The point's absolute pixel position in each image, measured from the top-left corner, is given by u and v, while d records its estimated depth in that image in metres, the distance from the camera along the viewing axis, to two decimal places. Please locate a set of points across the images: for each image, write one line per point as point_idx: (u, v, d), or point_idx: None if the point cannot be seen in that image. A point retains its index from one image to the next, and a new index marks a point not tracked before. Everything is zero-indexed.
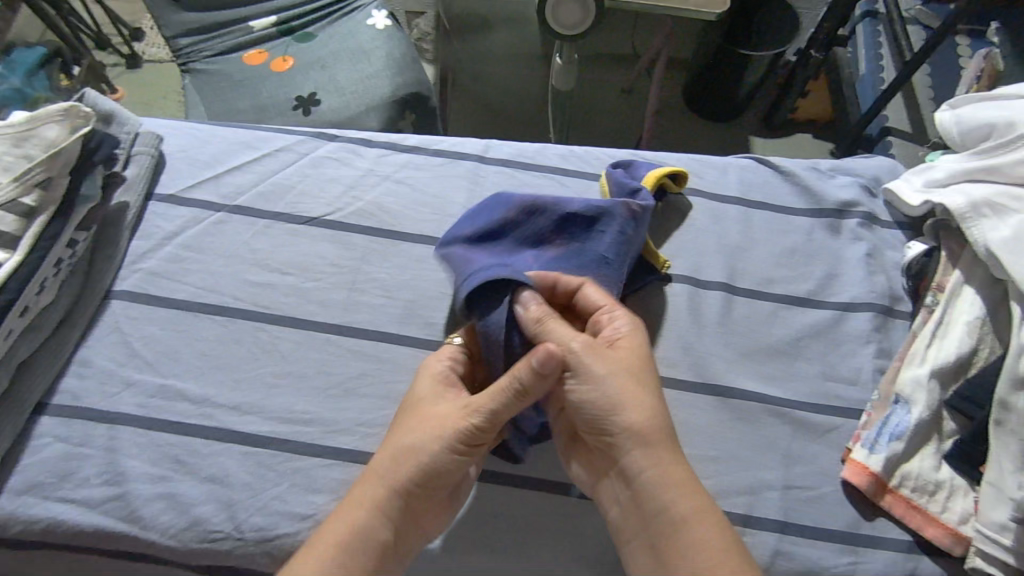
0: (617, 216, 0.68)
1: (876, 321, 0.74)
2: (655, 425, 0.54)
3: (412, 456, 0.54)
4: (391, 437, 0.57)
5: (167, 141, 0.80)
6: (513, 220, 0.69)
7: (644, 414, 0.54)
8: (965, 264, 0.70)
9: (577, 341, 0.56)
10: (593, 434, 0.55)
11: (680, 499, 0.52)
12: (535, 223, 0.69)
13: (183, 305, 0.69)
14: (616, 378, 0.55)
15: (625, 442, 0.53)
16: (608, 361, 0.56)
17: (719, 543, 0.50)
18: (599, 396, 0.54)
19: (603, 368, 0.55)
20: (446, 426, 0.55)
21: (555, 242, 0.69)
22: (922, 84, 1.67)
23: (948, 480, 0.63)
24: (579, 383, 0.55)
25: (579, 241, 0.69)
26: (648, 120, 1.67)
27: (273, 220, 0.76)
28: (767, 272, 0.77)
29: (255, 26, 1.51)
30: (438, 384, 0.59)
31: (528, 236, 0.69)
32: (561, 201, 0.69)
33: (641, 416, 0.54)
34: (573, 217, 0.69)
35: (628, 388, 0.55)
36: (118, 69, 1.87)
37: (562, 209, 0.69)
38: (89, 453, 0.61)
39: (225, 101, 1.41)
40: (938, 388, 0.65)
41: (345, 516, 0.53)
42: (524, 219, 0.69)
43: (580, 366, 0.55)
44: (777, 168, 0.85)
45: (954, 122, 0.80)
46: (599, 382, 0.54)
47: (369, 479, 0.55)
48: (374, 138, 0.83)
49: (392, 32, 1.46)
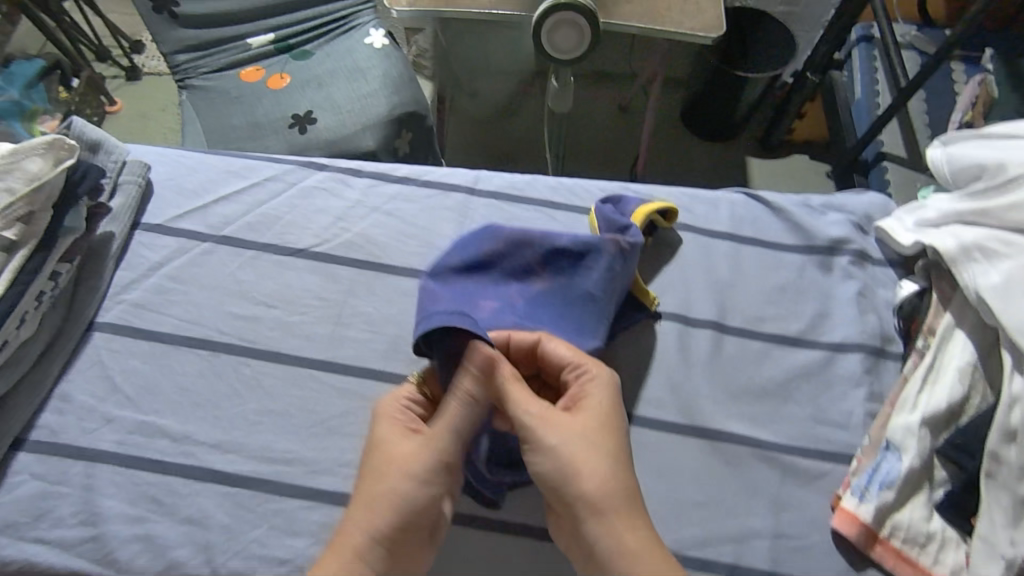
0: (604, 251, 0.68)
1: (866, 363, 0.73)
2: (611, 492, 0.53)
3: (391, 500, 0.54)
4: (360, 485, 0.55)
5: (154, 169, 0.80)
6: (501, 252, 0.69)
7: (597, 484, 0.53)
8: (956, 307, 0.70)
9: (531, 409, 0.56)
10: (553, 502, 0.55)
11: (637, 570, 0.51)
12: (523, 256, 0.69)
13: (166, 338, 0.69)
14: (569, 445, 0.54)
15: (581, 511, 0.53)
16: (563, 430, 0.55)
17: None
18: (551, 464, 0.54)
19: (554, 436, 0.54)
20: (421, 469, 0.55)
21: (544, 275, 0.69)
22: (918, 110, 1.67)
23: (940, 531, 0.62)
24: (534, 449, 0.55)
25: (568, 276, 0.69)
26: (644, 142, 1.66)
27: (261, 251, 0.75)
28: (758, 310, 0.76)
29: (253, 43, 1.51)
30: (400, 425, 0.57)
31: (516, 268, 0.69)
32: (549, 235, 0.69)
33: (596, 484, 0.53)
34: (561, 251, 0.69)
35: (581, 459, 0.54)
36: (117, 81, 1.87)
37: (549, 244, 0.69)
38: (65, 492, 0.60)
39: (220, 119, 1.40)
40: (929, 436, 0.64)
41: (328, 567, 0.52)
42: (512, 251, 0.69)
43: (534, 436, 0.55)
44: (769, 204, 0.84)
45: (946, 161, 0.80)
46: (551, 452, 0.54)
47: (349, 529, 0.53)
48: (364, 167, 0.83)
49: (389, 51, 1.46)
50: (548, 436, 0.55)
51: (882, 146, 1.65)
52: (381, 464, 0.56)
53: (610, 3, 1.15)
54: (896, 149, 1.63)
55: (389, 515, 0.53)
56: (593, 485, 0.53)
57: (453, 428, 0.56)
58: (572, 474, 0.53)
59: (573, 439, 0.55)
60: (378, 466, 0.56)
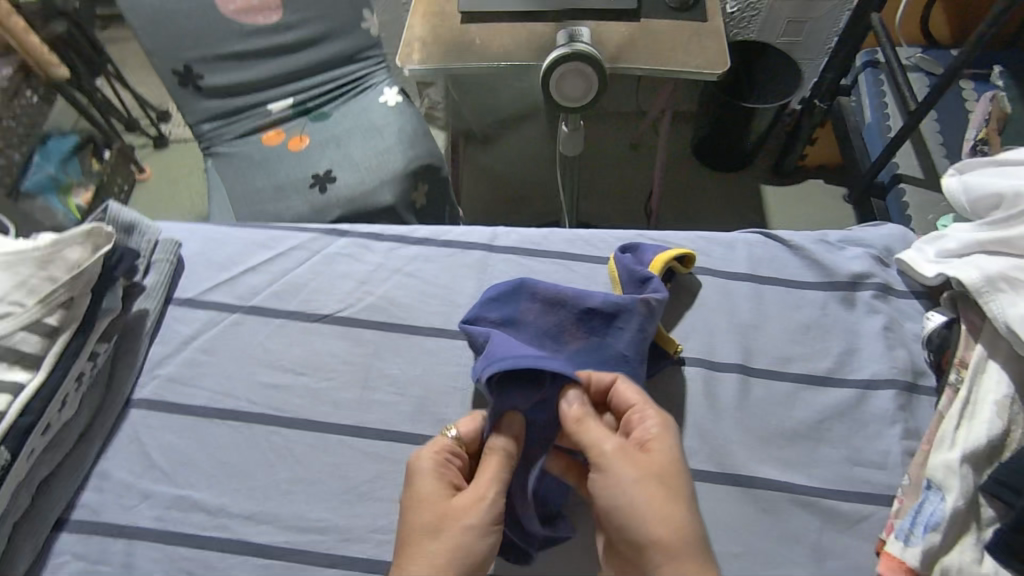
0: (635, 313, 0.69)
1: (899, 400, 0.72)
2: (683, 537, 0.52)
3: (450, 552, 0.54)
4: (410, 541, 0.54)
5: (184, 245, 0.83)
6: (535, 311, 0.71)
7: (663, 526, 0.52)
8: (987, 338, 0.69)
9: (605, 445, 0.56)
10: (620, 542, 0.55)
11: None
12: (558, 316, 0.70)
13: (200, 410, 0.70)
14: (642, 485, 0.54)
15: (652, 553, 0.52)
16: (627, 466, 0.55)
17: None
18: (618, 498, 0.54)
19: (625, 472, 0.55)
20: (477, 518, 0.55)
21: (576, 336, 0.70)
22: (931, 128, 1.66)
23: (992, 574, 0.59)
24: (604, 484, 0.55)
25: (601, 336, 0.69)
26: (656, 178, 1.68)
27: (288, 318, 0.77)
28: (783, 351, 0.76)
29: (273, 109, 1.57)
30: (442, 481, 0.58)
31: (551, 329, 0.70)
32: (582, 295, 0.70)
33: (667, 527, 0.52)
34: (594, 312, 0.70)
35: (647, 498, 0.54)
36: (146, 151, 1.96)
37: (584, 304, 0.70)
38: (107, 570, 0.61)
39: (244, 184, 1.46)
40: (972, 473, 0.62)
41: None
42: (547, 310, 0.71)
43: (607, 470, 0.55)
44: (785, 242, 0.85)
45: (961, 190, 0.79)
46: (622, 488, 0.54)
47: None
48: (384, 230, 0.85)
49: (402, 109, 1.51)
50: (617, 470, 0.55)
51: (897, 168, 1.64)
52: (431, 515, 0.56)
53: (614, 50, 1.19)
54: (912, 169, 1.61)
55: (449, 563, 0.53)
56: (654, 523, 0.53)
57: (498, 480, 0.58)
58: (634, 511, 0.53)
59: (636, 475, 0.54)
60: (426, 516, 0.55)
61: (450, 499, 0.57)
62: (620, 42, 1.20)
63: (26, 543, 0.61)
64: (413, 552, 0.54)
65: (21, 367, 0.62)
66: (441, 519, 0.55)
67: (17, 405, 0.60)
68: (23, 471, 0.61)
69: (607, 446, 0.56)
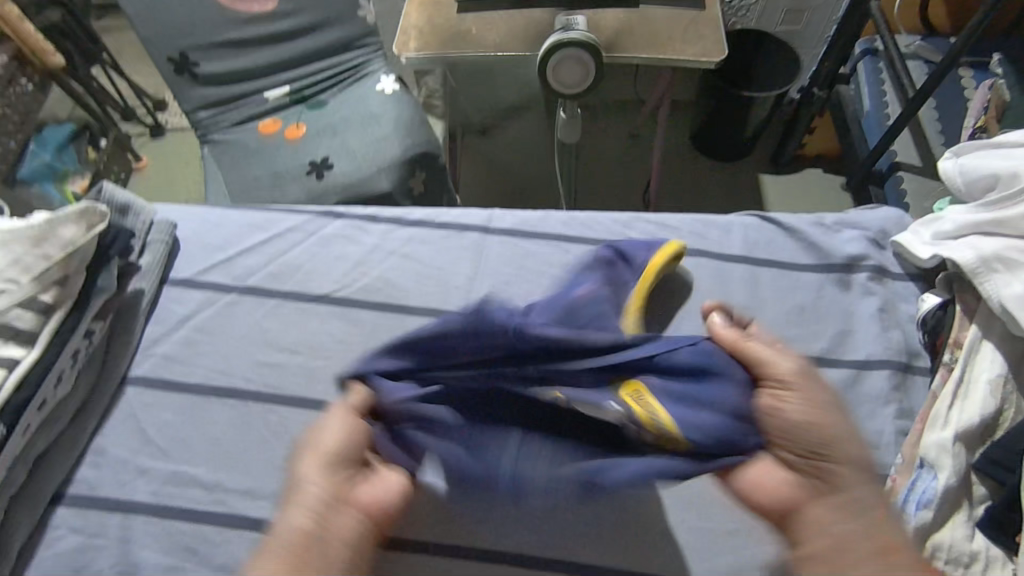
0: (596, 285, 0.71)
1: (893, 380, 0.72)
2: (861, 457, 0.54)
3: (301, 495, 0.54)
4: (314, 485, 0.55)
5: (180, 226, 0.83)
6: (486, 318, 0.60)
7: (832, 441, 0.54)
8: (981, 319, 0.69)
9: (781, 364, 0.58)
10: (801, 458, 0.54)
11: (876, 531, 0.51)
12: (568, 326, 0.63)
13: (196, 389, 0.70)
14: (821, 399, 0.56)
15: (840, 467, 0.53)
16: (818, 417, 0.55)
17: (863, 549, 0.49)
18: (808, 408, 0.55)
19: (822, 391, 0.57)
20: (351, 448, 0.57)
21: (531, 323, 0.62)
22: (930, 117, 1.66)
23: (983, 550, 0.60)
24: (797, 400, 0.56)
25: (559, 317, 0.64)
26: (655, 166, 1.68)
27: (283, 299, 0.77)
28: (778, 332, 0.76)
29: (270, 96, 1.57)
30: (348, 422, 0.58)
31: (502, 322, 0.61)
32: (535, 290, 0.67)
33: (844, 444, 0.54)
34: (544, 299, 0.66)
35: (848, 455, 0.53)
36: (142, 139, 1.95)
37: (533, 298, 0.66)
38: (103, 545, 0.61)
39: (241, 170, 1.45)
40: (964, 452, 0.63)
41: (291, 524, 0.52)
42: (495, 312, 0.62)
43: (783, 380, 0.57)
44: (782, 225, 0.84)
45: (958, 171, 0.79)
46: (813, 398, 0.56)
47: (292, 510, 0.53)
48: (380, 212, 0.85)
49: (400, 96, 1.50)
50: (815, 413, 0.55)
51: (896, 155, 1.63)
52: (297, 508, 0.53)
53: (612, 36, 1.18)
54: (910, 158, 1.61)
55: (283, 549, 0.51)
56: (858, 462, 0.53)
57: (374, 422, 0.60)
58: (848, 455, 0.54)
59: (823, 407, 0.55)
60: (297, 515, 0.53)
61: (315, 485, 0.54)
62: (618, 29, 1.19)
63: (22, 516, 0.61)
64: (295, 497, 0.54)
65: (17, 343, 0.62)
66: (298, 515, 0.53)
67: (13, 381, 0.60)
68: (19, 447, 0.61)
69: (758, 389, 0.58)
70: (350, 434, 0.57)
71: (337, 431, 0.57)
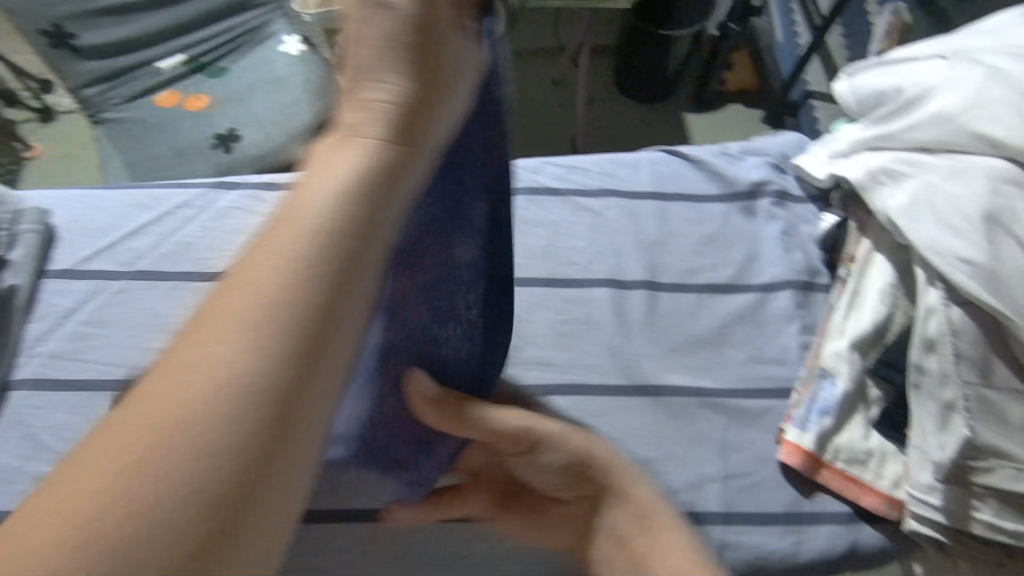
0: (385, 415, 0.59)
1: (797, 299, 0.75)
2: (258, 310, 0.31)
3: (232, 320, 0.31)
4: (218, 304, 0.32)
5: (54, 214, 0.77)
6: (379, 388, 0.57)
7: (277, 236, 0.33)
8: (872, 233, 0.72)
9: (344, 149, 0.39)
10: (382, 164, 0.39)
11: (278, 226, 0.34)
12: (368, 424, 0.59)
13: (89, 384, 0.66)
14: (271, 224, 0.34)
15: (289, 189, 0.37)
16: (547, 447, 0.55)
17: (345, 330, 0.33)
18: (349, 154, 0.38)
19: (337, 167, 0.37)
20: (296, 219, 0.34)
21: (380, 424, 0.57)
22: (836, 45, 1.70)
23: (878, 447, 0.64)
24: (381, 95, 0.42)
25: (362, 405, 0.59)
26: (580, 112, 1.65)
27: (180, 280, 0.73)
28: (687, 264, 0.77)
29: (163, 67, 1.44)
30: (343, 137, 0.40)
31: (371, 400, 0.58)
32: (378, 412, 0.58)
33: (292, 224, 0.34)
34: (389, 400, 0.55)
35: (268, 271, 0.32)
36: (31, 126, 1.75)
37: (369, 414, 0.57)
38: None
39: (141, 150, 1.35)
40: (859, 358, 0.67)
41: (186, 400, 0.29)
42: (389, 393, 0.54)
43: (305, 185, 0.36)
44: (686, 158, 0.85)
45: (852, 93, 0.81)
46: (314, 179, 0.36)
47: (171, 386, 0.29)
48: (279, 180, 0.81)
49: (306, 57, 1.42)
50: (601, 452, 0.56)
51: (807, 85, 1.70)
52: (230, 336, 0.30)
53: None
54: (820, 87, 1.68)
55: (262, 324, 0.31)
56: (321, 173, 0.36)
57: (356, 152, 0.38)
58: (263, 282, 0.32)
59: (342, 182, 0.36)
60: (224, 338, 0.30)
61: (360, 189, 0.36)
62: None
63: None
64: (232, 291, 0.32)
65: None
66: (261, 286, 0.32)
67: None
68: None
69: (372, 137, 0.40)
70: (350, 150, 0.39)
71: (368, 99, 0.42)
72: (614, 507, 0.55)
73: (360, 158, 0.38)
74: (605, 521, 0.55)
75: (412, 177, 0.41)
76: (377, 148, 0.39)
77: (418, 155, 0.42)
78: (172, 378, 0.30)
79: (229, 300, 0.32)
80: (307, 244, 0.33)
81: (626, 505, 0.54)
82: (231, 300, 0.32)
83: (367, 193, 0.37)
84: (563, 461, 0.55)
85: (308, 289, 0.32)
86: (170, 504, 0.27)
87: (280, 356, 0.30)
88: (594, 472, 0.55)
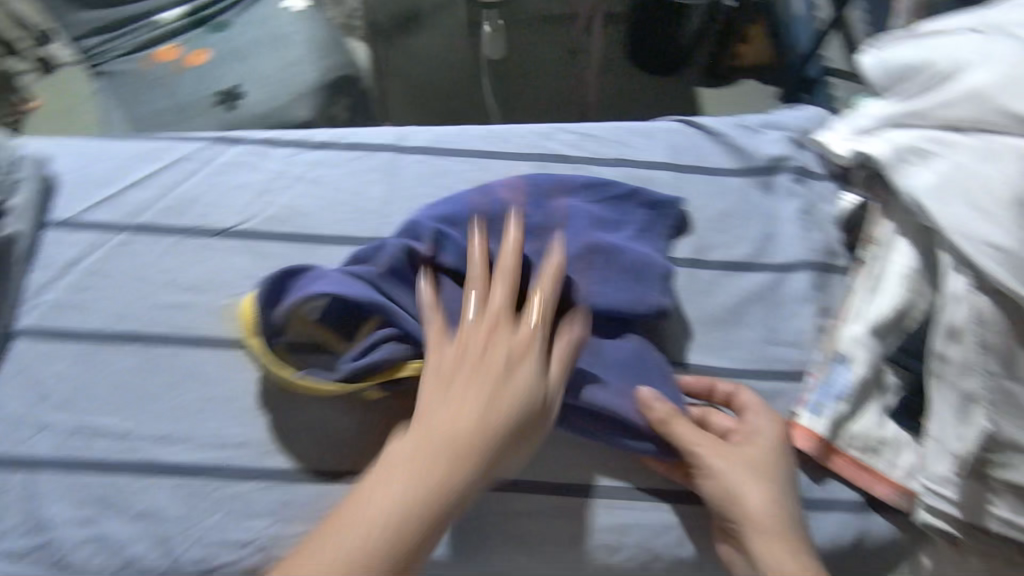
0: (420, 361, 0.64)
1: (814, 280, 0.73)
2: (418, 495, 0.51)
3: (372, 519, 0.50)
4: (386, 464, 0.53)
5: (54, 162, 0.75)
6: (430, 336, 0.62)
7: (433, 457, 0.52)
8: (897, 214, 0.69)
9: (524, 363, 0.56)
10: (524, 427, 0.55)
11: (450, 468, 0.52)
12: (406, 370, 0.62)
13: (91, 338, 0.66)
14: (409, 479, 0.51)
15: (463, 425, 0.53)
16: (763, 453, 0.60)
17: (407, 503, 0.51)
18: (521, 378, 0.55)
19: (471, 402, 0.54)
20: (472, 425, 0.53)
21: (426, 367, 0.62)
22: (859, 22, 1.65)
23: (893, 437, 0.63)
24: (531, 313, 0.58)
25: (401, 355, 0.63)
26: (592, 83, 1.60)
27: (181, 236, 0.71)
28: (703, 240, 0.75)
29: (164, 19, 1.40)
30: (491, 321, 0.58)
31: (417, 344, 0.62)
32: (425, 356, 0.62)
33: (460, 416, 0.53)
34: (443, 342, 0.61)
35: (467, 416, 0.53)
36: (30, 75, 1.70)
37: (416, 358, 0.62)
38: (6, 505, 0.59)
39: (141, 103, 1.31)
40: (877, 343, 0.65)
41: (356, 534, 0.49)
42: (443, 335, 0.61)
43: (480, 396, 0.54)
44: (705, 130, 0.82)
45: (877, 67, 0.77)
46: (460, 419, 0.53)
47: (360, 502, 0.51)
48: (283, 136, 0.78)
49: (313, 14, 1.37)
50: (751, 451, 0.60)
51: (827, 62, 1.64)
52: (385, 498, 0.51)
53: None
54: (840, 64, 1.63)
55: (467, 435, 0.53)
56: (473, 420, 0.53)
57: (524, 388, 0.55)
58: (388, 487, 0.51)
59: (477, 396, 0.54)
60: (408, 466, 0.52)
61: (483, 441, 0.53)
62: None
63: None
64: (377, 484, 0.52)
65: None
66: (387, 492, 0.51)
67: None
68: None
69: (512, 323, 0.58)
70: (524, 365, 0.56)
71: (525, 370, 0.55)
72: (754, 539, 0.56)
73: (529, 391, 0.55)
74: (755, 549, 0.56)
75: (517, 457, 0.56)
76: (535, 368, 0.56)
77: (543, 418, 0.56)
78: (355, 513, 0.50)
79: (366, 496, 0.51)
80: (466, 456, 0.52)
81: (769, 519, 0.57)
82: (411, 444, 0.53)
83: (489, 442, 0.53)
84: (710, 494, 0.59)
85: (417, 507, 0.51)
86: (356, 559, 0.48)
87: (439, 469, 0.52)
88: (754, 483, 0.58)
